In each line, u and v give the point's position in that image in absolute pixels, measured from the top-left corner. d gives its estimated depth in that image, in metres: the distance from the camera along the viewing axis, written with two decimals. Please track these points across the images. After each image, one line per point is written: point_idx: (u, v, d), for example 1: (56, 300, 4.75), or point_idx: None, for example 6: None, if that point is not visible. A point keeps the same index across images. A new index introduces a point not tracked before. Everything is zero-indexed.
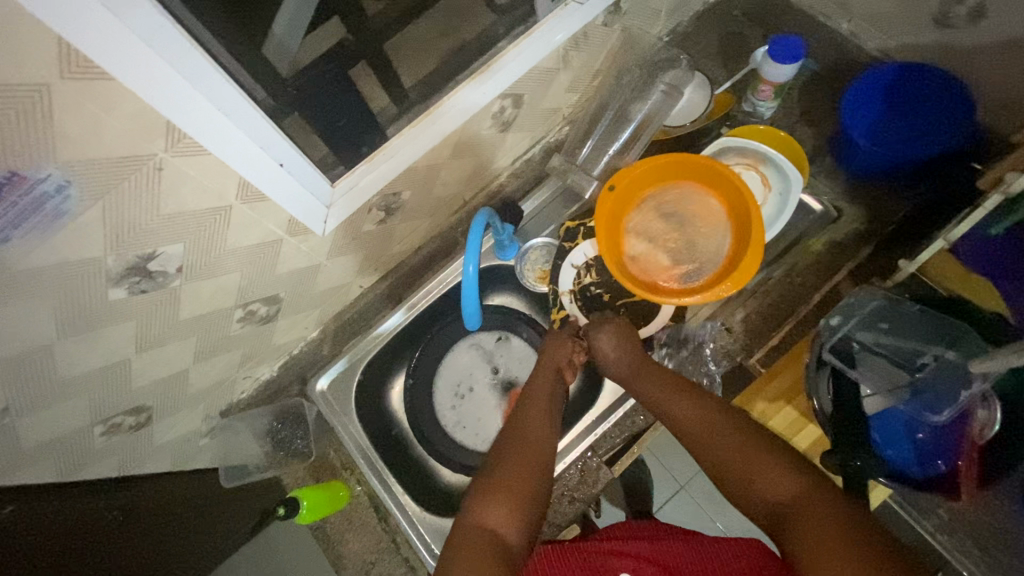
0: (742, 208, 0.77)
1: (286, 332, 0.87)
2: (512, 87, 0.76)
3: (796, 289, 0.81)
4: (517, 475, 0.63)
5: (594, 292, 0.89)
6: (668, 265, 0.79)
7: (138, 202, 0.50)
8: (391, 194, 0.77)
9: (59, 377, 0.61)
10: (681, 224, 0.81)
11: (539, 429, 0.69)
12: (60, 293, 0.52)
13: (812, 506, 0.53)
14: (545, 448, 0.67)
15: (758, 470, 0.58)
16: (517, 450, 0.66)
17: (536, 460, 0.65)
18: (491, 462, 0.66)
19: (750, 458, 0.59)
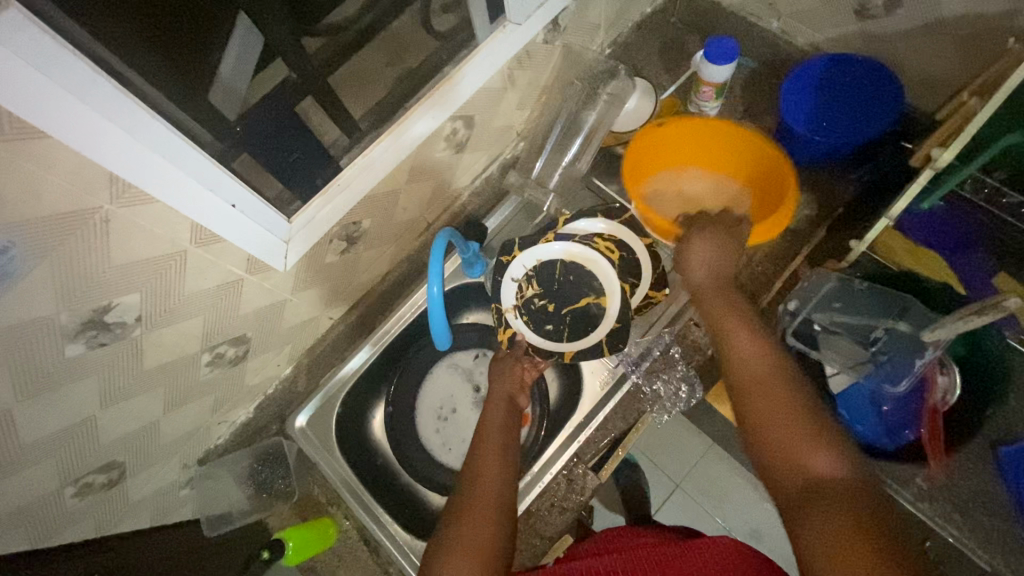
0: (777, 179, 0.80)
1: (258, 371, 0.86)
2: (462, 108, 0.78)
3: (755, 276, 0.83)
4: (475, 526, 0.62)
5: (539, 304, 0.90)
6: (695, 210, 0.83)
7: (88, 253, 0.50)
8: (351, 224, 0.78)
9: (20, 441, 0.59)
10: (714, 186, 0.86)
11: (492, 469, 0.70)
12: (13, 355, 0.52)
13: (853, 493, 0.47)
14: (502, 484, 0.68)
15: (799, 439, 0.52)
16: (473, 498, 0.66)
17: (491, 502, 0.65)
18: (450, 510, 0.66)
19: (796, 422, 0.53)
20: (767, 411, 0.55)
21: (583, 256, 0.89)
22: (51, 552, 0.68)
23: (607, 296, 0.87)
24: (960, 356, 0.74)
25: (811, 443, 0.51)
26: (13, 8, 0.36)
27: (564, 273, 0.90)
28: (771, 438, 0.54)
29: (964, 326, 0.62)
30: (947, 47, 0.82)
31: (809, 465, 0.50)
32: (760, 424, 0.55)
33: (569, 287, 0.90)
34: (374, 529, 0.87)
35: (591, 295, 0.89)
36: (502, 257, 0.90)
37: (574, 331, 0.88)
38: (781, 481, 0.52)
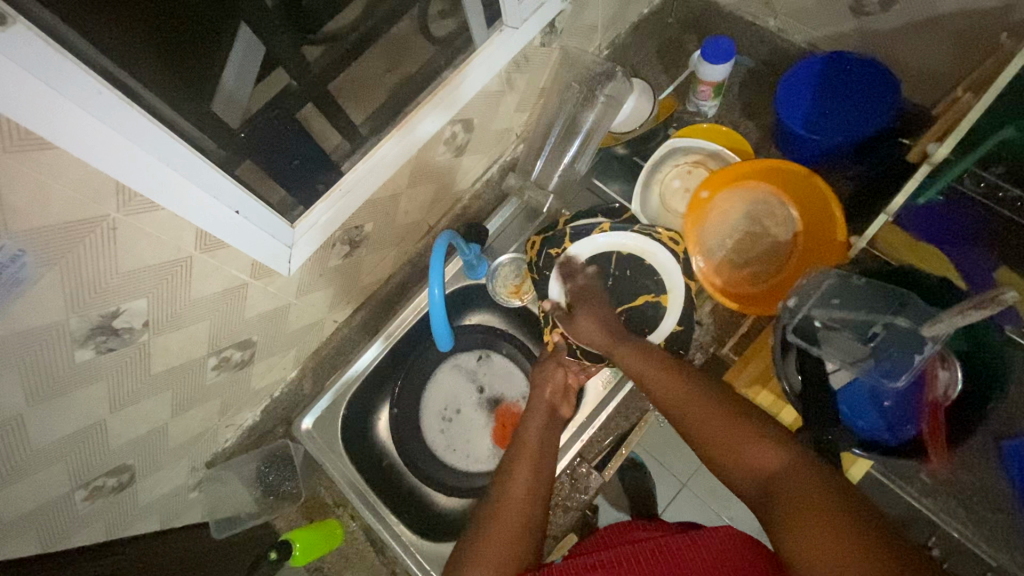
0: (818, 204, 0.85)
1: (263, 375, 0.87)
2: (460, 112, 0.79)
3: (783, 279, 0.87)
4: (498, 544, 0.61)
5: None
6: (747, 253, 0.88)
7: (95, 260, 0.51)
8: (353, 228, 0.79)
9: (32, 445, 0.60)
10: (759, 214, 0.88)
11: (521, 486, 0.68)
12: (24, 360, 0.53)
13: (801, 475, 0.52)
14: (531, 503, 0.67)
15: (738, 443, 0.58)
16: (499, 517, 0.65)
17: (518, 522, 0.64)
18: (477, 521, 0.66)
19: (729, 428, 0.59)
20: (703, 434, 0.61)
21: (643, 250, 0.89)
22: (63, 556, 0.69)
23: (666, 293, 0.88)
24: (962, 352, 0.70)
25: (749, 443, 0.57)
26: (19, 23, 0.37)
27: (621, 268, 0.90)
28: (721, 454, 0.59)
29: (963, 320, 0.62)
30: (943, 44, 0.82)
31: (757, 468, 0.55)
32: (705, 445, 0.61)
33: (626, 284, 0.90)
34: (380, 531, 0.88)
35: (650, 292, 0.89)
36: (553, 250, 0.91)
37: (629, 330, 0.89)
38: (750, 492, 0.56)
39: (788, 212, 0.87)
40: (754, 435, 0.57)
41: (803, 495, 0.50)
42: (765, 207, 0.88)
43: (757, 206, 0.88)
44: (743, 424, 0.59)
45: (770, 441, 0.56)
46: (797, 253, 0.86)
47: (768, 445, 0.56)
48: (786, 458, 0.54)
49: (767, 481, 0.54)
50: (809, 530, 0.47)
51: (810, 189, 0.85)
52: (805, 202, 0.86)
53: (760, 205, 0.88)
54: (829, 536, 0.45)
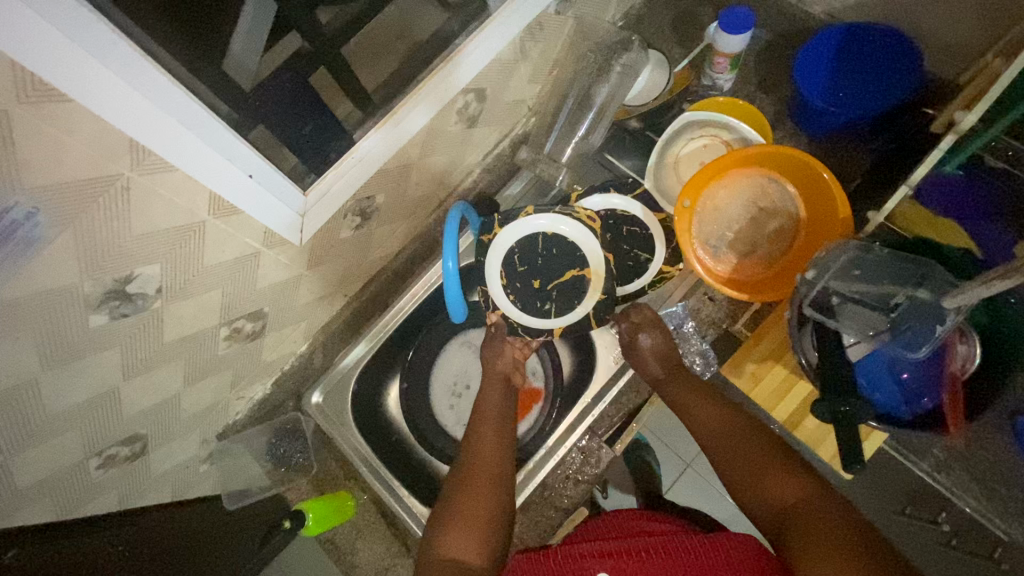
0: (814, 180, 0.83)
1: (275, 347, 0.87)
2: (473, 81, 0.78)
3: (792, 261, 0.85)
4: (469, 511, 0.67)
5: (524, 281, 0.90)
6: (750, 238, 0.87)
7: (111, 222, 0.51)
8: (364, 198, 0.78)
9: (48, 411, 0.60)
10: (756, 199, 0.87)
11: (490, 448, 0.77)
12: (39, 323, 0.52)
13: (814, 504, 0.58)
14: (502, 463, 0.75)
15: (767, 471, 0.64)
16: (472, 486, 0.70)
17: (493, 478, 0.72)
18: (451, 491, 0.71)
19: (760, 462, 0.65)
20: (739, 467, 0.67)
21: (563, 227, 0.88)
22: (79, 524, 0.69)
23: (589, 268, 0.88)
24: (981, 325, 0.70)
25: (777, 472, 0.63)
26: None
27: (545, 246, 0.88)
28: (748, 481, 0.65)
29: (985, 291, 0.59)
30: (969, 12, 0.80)
31: (778, 499, 0.61)
32: (733, 475, 0.67)
33: (554, 262, 0.89)
34: (392, 504, 0.88)
35: (574, 268, 0.88)
36: (483, 237, 0.90)
37: (561, 306, 0.89)
38: (767, 520, 0.62)
39: (784, 188, 0.86)
40: (782, 470, 0.63)
41: (810, 522, 0.56)
42: (760, 189, 0.87)
43: (754, 190, 0.87)
44: (773, 458, 0.65)
45: (796, 474, 0.62)
46: (803, 226, 0.85)
47: (794, 477, 0.62)
48: (803, 493, 0.60)
49: (785, 507, 0.60)
50: (818, 547, 0.53)
51: (805, 169, 0.83)
52: (801, 180, 0.85)
53: (757, 190, 0.87)
54: (837, 550, 0.51)
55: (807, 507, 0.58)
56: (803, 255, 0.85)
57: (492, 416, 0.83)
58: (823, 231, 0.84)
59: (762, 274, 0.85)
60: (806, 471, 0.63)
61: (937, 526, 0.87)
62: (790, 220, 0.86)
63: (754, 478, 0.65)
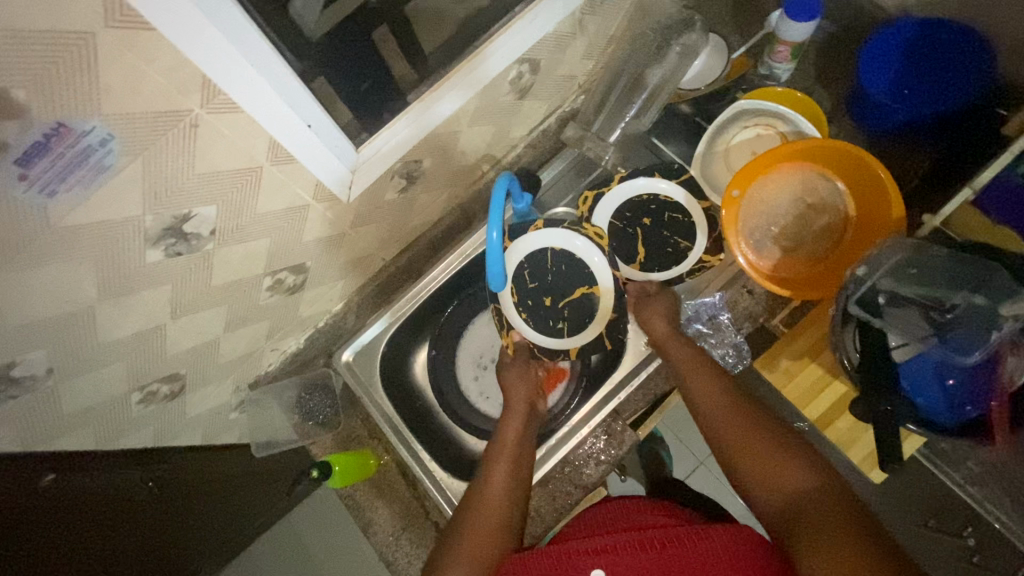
0: (868, 178, 0.81)
1: (312, 303, 0.88)
2: (530, 51, 0.77)
3: (838, 260, 0.83)
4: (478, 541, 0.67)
5: (535, 298, 0.90)
6: (796, 235, 0.85)
7: (174, 159, 0.51)
8: (412, 161, 0.78)
9: (100, 340, 0.62)
10: (805, 195, 0.85)
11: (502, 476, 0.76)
12: (100, 252, 0.53)
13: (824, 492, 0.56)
14: (511, 494, 0.74)
15: (776, 463, 0.62)
16: (482, 515, 0.71)
17: (501, 509, 0.71)
18: (459, 525, 0.71)
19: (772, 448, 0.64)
20: (750, 448, 0.65)
21: (572, 244, 0.88)
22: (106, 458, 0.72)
23: (598, 285, 0.89)
24: None
25: (785, 462, 0.61)
26: None
27: (555, 263, 0.89)
28: (758, 477, 0.63)
29: None
30: None
31: (791, 484, 0.59)
32: (742, 459, 0.65)
33: (563, 278, 0.90)
34: (414, 466, 0.90)
35: (581, 287, 0.89)
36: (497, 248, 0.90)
37: (572, 324, 0.90)
38: (777, 506, 0.59)
39: (834, 186, 0.84)
40: (790, 455, 0.62)
41: (823, 515, 0.53)
42: (809, 185, 0.85)
43: (803, 186, 0.85)
44: (784, 443, 0.64)
45: (807, 467, 0.60)
46: (851, 225, 0.83)
47: (802, 466, 0.60)
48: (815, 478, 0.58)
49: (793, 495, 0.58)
50: (823, 540, 0.50)
51: (859, 167, 0.81)
52: (854, 177, 0.82)
53: (807, 186, 0.85)
54: (840, 542, 0.49)
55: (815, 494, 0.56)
56: (850, 255, 0.83)
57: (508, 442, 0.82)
58: (872, 231, 0.81)
59: (806, 272, 0.83)
60: (818, 463, 0.60)
61: (961, 540, 0.85)
62: (838, 219, 0.84)
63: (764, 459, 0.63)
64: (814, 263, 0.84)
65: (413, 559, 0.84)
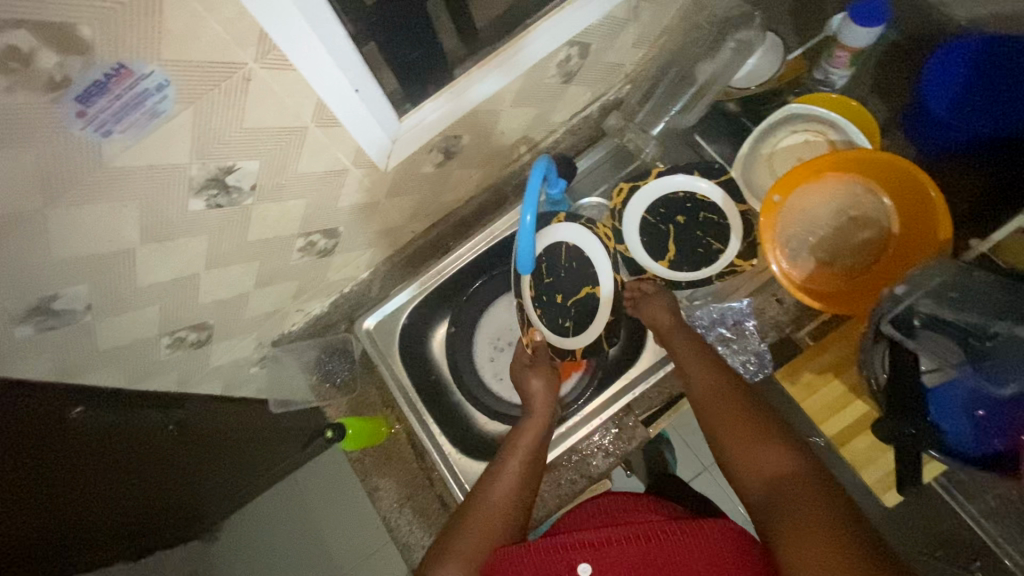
0: (917, 196, 0.78)
1: (340, 269, 0.89)
2: (581, 34, 0.76)
3: (875, 277, 0.81)
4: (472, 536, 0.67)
5: (547, 295, 0.90)
6: (834, 247, 0.83)
7: (224, 111, 0.52)
8: (451, 136, 0.78)
9: (137, 283, 0.63)
10: (848, 208, 0.83)
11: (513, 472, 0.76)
12: (145, 196, 0.55)
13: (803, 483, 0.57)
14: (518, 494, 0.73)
15: (758, 449, 0.63)
16: (483, 505, 0.72)
17: (505, 506, 0.72)
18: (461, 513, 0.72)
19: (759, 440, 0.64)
20: (737, 439, 0.66)
21: (585, 244, 0.88)
22: (120, 394, 0.75)
23: (604, 287, 0.88)
24: None
25: (768, 452, 0.62)
26: None
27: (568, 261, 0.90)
28: (742, 462, 0.64)
29: None
30: None
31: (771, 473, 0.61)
32: (729, 449, 0.66)
33: (574, 276, 0.90)
34: (423, 437, 0.91)
35: (588, 286, 0.89)
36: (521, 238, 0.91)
37: (576, 325, 0.90)
38: (757, 496, 0.61)
39: (879, 200, 0.81)
40: (773, 446, 0.63)
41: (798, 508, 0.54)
42: (853, 199, 0.82)
43: (847, 198, 0.83)
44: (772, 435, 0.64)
45: (788, 450, 0.62)
46: (892, 242, 0.81)
47: (785, 456, 0.61)
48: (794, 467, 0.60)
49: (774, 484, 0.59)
50: (800, 535, 0.52)
51: (909, 184, 0.78)
52: (902, 193, 0.80)
53: (851, 198, 0.82)
54: (819, 538, 0.50)
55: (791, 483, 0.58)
56: (887, 273, 0.81)
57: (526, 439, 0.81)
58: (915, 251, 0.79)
59: (840, 286, 0.81)
60: (795, 446, 0.63)
61: None
62: (879, 236, 0.82)
63: (748, 450, 0.64)
64: (850, 277, 0.82)
65: (415, 527, 0.85)
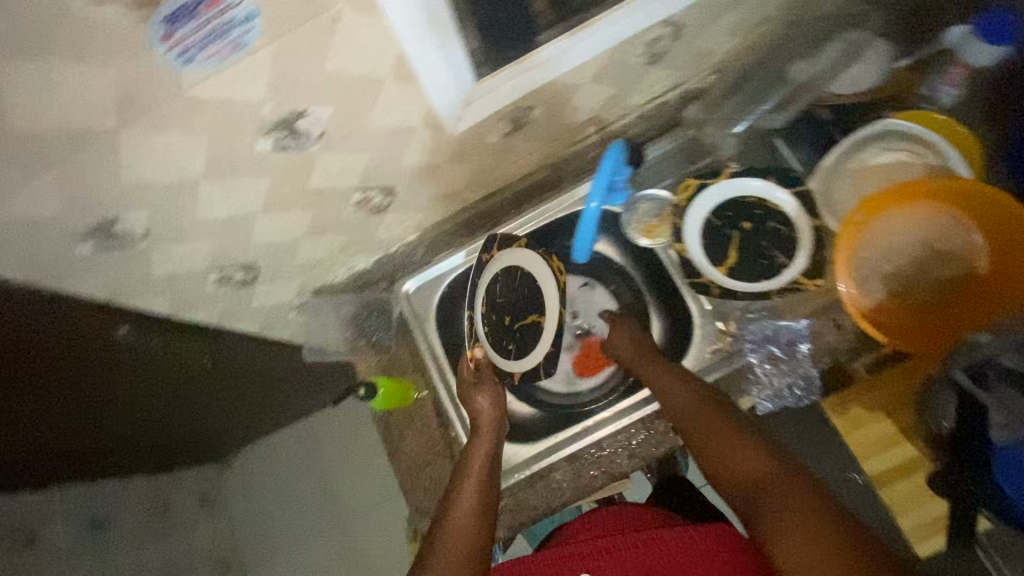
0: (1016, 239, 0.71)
1: (389, 228, 0.87)
2: (678, 13, 0.70)
3: (950, 318, 0.75)
4: (460, 524, 0.64)
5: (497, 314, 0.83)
6: (908, 278, 0.77)
7: (305, 52, 0.50)
8: (524, 106, 0.74)
9: (197, 216, 0.63)
10: (932, 240, 0.77)
11: (479, 458, 0.75)
12: (216, 129, 0.53)
13: (789, 484, 0.54)
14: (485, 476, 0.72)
15: (736, 453, 0.61)
16: (463, 493, 0.69)
17: (477, 487, 0.70)
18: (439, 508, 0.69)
19: (732, 444, 0.61)
20: (713, 448, 0.63)
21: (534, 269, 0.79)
22: (160, 320, 0.78)
23: (550, 317, 0.77)
24: None
25: (746, 455, 0.60)
26: None
27: (520, 285, 0.81)
28: (724, 469, 0.61)
29: None
30: None
31: (750, 479, 0.58)
32: (708, 458, 0.64)
33: (523, 299, 0.81)
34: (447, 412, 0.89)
35: (534, 315, 0.79)
36: (484, 254, 0.88)
37: (518, 349, 0.81)
38: (740, 505, 0.57)
39: (970, 238, 0.75)
40: (749, 448, 0.60)
41: (783, 511, 0.51)
42: (939, 230, 0.76)
43: (934, 229, 0.76)
44: (745, 437, 0.62)
45: (766, 454, 0.59)
46: (976, 286, 0.75)
47: (761, 456, 0.59)
48: (772, 469, 0.57)
49: (756, 488, 0.56)
50: (793, 538, 0.49)
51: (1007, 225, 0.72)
52: (999, 235, 0.73)
53: (938, 229, 0.76)
54: (820, 542, 0.47)
55: (771, 482, 0.55)
56: (965, 316, 0.74)
57: (484, 429, 0.80)
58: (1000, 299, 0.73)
59: (907, 321, 0.75)
60: (770, 447, 0.60)
61: None
62: (962, 276, 0.75)
63: (726, 457, 0.61)
64: (920, 313, 0.75)
65: (429, 494, 0.86)
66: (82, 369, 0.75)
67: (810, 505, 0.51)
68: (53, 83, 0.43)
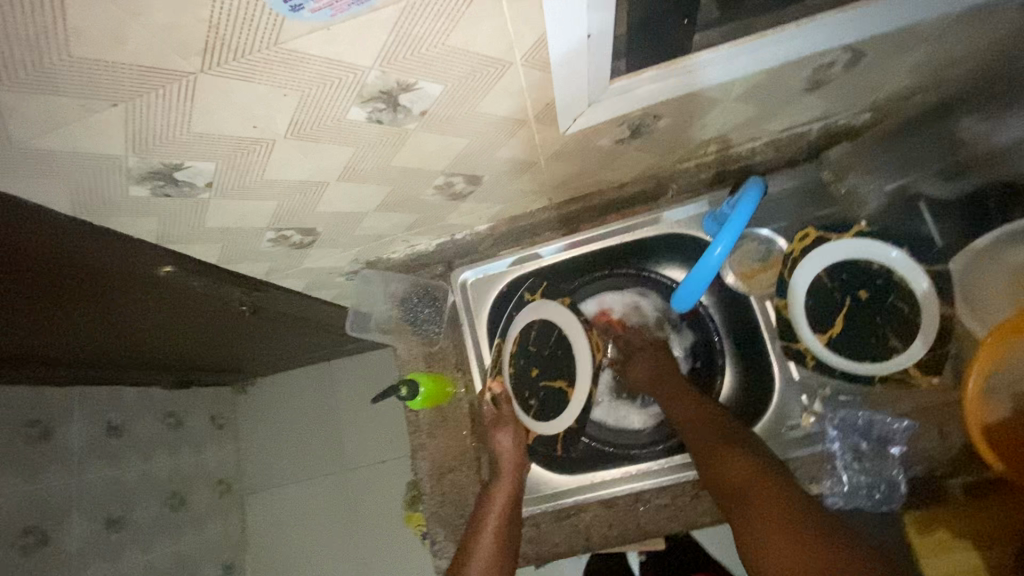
0: None
1: (462, 215, 0.79)
2: (869, 39, 0.57)
3: None
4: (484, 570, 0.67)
5: (526, 362, 0.78)
6: None
7: (432, 18, 0.40)
8: (651, 115, 0.63)
9: (267, 176, 0.55)
10: None
11: (503, 492, 0.75)
12: (311, 89, 0.45)
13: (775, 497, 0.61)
14: (509, 515, 0.73)
15: (726, 457, 0.66)
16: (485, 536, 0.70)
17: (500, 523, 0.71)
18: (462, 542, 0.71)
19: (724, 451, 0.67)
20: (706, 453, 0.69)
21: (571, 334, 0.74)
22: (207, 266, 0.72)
23: (578, 389, 0.73)
24: None
25: (735, 460, 0.66)
26: None
27: (556, 344, 0.76)
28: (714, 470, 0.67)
29: None
30: None
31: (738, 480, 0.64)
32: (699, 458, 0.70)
33: (554, 361, 0.76)
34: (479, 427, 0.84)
35: (564, 380, 0.75)
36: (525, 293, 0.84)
37: (541, 410, 0.76)
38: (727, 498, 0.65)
39: None
40: (739, 455, 0.66)
41: (772, 519, 0.59)
42: None
43: None
44: (734, 445, 0.67)
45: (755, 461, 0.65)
46: None
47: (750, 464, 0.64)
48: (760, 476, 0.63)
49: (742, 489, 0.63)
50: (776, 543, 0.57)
51: None
52: None
53: None
54: (787, 540, 0.57)
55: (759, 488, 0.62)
56: None
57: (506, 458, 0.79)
58: None
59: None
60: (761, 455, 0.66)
61: None
62: None
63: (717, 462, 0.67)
64: None
65: (448, 500, 0.83)
66: (111, 294, 0.69)
67: (785, 513, 0.59)
68: (133, 12, 0.34)
